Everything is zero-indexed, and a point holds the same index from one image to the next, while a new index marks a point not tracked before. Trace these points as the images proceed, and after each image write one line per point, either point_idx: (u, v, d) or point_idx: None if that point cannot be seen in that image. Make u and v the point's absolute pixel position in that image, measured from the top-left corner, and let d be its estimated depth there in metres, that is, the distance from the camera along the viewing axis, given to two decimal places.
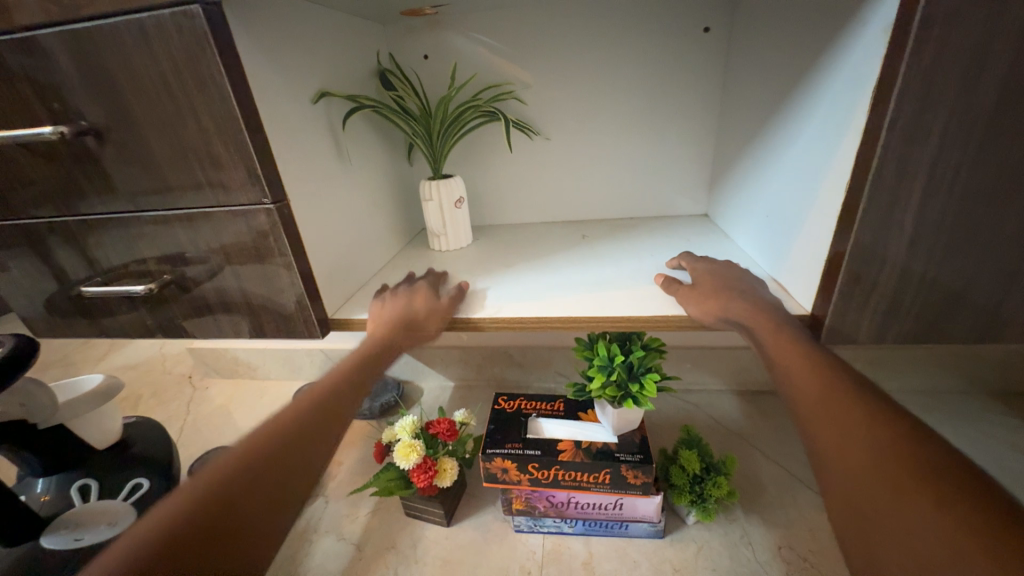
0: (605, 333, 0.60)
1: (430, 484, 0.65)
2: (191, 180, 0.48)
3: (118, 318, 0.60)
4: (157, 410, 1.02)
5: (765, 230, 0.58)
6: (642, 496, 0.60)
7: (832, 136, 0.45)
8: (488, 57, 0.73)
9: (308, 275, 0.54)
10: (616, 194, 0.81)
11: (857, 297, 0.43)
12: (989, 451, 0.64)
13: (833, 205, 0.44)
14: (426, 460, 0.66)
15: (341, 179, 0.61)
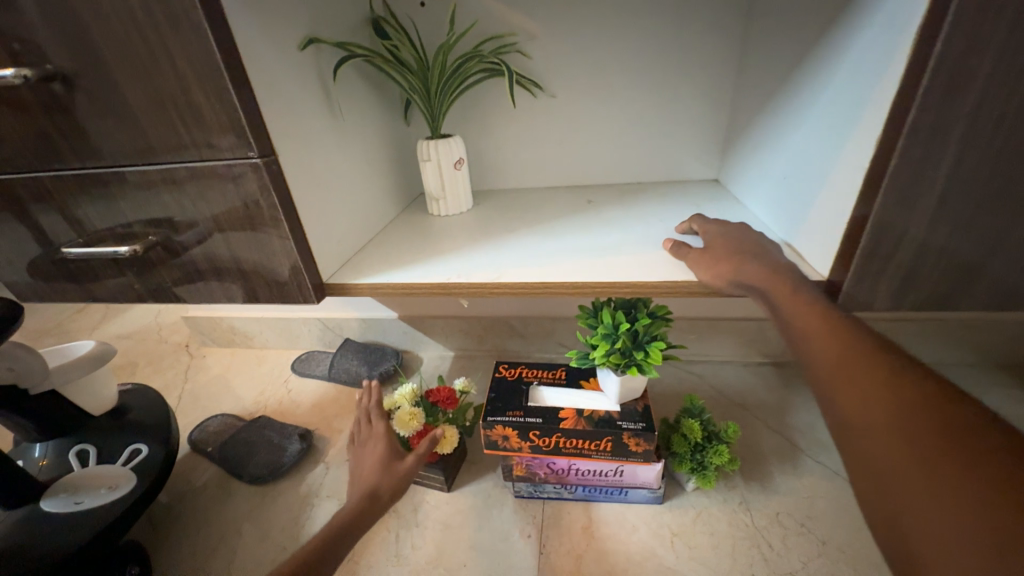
0: (610, 300, 0.58)
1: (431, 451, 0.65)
2: (170, 132, 0.44)
3: (105, 282, 0.58)
4: (155, 378, 1.02)
5: (780, 194, 0.55)
6: (643, 464, 0.60)
7: (862, 88, 0.41)
8: (490, 5, 0.68)
9: (300, 237, 0.51)
10: (624, 159, 0.78)
11: (877, 262, 0.40)
12: None
13: (858, 163, 0.41)
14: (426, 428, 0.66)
15: (334, 136, 0.58)
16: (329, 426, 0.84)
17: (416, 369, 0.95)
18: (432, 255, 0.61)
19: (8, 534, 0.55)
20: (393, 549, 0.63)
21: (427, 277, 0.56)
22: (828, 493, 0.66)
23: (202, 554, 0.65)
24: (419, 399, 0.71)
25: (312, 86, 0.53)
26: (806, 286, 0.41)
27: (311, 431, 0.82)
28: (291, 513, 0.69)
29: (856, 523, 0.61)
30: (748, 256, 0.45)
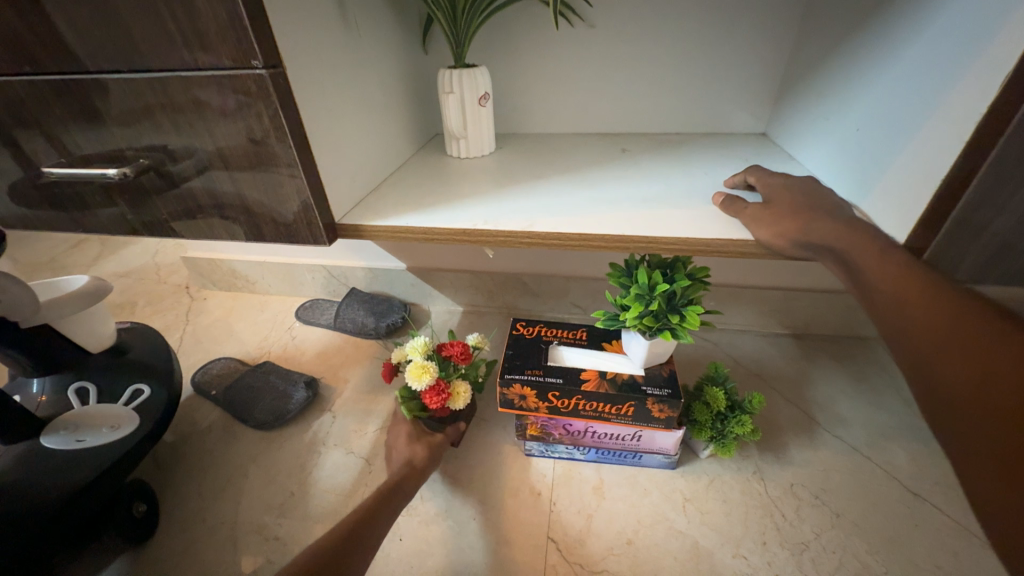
0: (645, 258, 0.54)
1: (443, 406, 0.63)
2: (159, 32, 0.38)
3: (93, 210, 0.53)
4: (155, 318, 0.99)
5: (847, 151, 0.49)
6: (663, 430, 0.58)
7: (985, 18, 0.34)
8: None
9: (310, 169, 0.45)
10: (663, 105, 0.70)
11: (972, 226, 0.35)
12: None
13: (966, 112, 0.35)
14: (439, 383, 0.62)
15: (347, 55, 0.50)
16: (335, 376, 0.82)
17: (425, 322, 0.92)
18: (452, 199, 0.56)
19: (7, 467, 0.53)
20: None
21: (449, 223, 0.51)
22: (845, 466, 0.65)
23: (209, 494, 0.64)
24: (431, 352, 0.67)
25: None
26: (884, 250, 0.37)
27: (317, 380, 0.80)
28: (298, 459, 0.68)
29: (872, 497, 0.60)
30: (818, 214, 0.40)
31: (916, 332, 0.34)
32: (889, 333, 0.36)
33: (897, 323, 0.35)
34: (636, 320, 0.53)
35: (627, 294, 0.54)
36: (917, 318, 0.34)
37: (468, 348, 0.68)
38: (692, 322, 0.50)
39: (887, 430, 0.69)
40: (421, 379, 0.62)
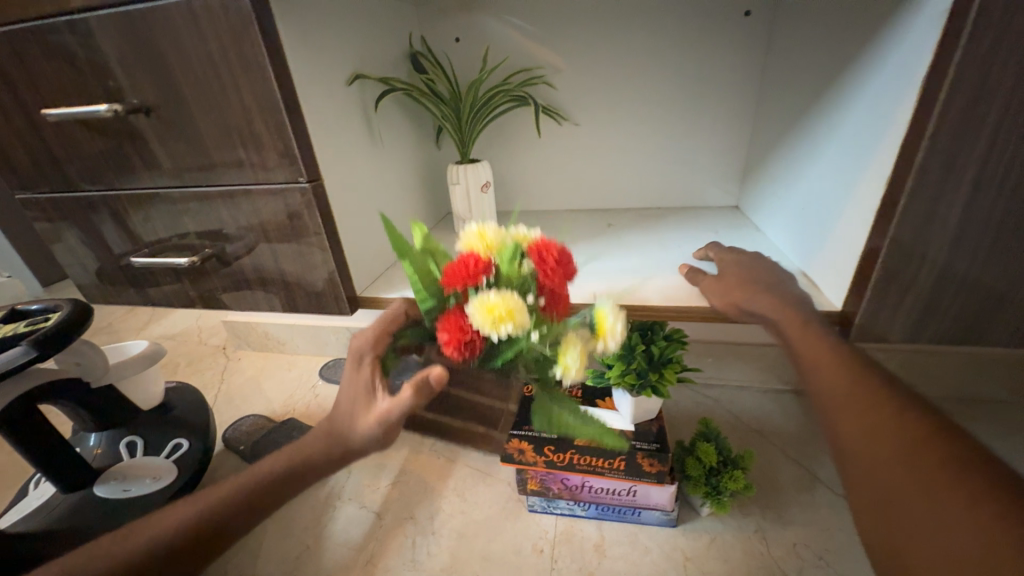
0: (627, 322, 0.61)
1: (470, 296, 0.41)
2: (231, 158, 0.50)
3: (162, 288, 0.64)
4: (194, 378, 1.08)
5: (799, 225, 0.56)
6: (656, 485, 0.61)
7: (874, 128, 0.43)
8: (520, 40, 0.73)
9: (339, 254, 0.56)
10: (645, 184, 0.80)
11: (892, 294, 0.41)
12: None
13: (872, 201, 0.42)
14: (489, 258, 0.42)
15: (372, 161, 0.63)
16: None
17: None
18: None
19: (65, 515, 0.60)
20: (409, 554, 0.65)
21: None
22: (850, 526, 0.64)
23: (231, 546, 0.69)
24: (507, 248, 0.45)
25: (355, 117, 0.59)
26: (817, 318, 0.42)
27: None
28: (314, 513, 0.72)
29: None
30: (762, 285, 0.46)
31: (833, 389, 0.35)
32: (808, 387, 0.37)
33: (814, 387, 0.36)
34: (619, 377, 0.57)
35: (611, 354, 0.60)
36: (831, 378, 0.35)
37: (567, 265, 0.43)
38: (670, 376, 0.56)
39: None
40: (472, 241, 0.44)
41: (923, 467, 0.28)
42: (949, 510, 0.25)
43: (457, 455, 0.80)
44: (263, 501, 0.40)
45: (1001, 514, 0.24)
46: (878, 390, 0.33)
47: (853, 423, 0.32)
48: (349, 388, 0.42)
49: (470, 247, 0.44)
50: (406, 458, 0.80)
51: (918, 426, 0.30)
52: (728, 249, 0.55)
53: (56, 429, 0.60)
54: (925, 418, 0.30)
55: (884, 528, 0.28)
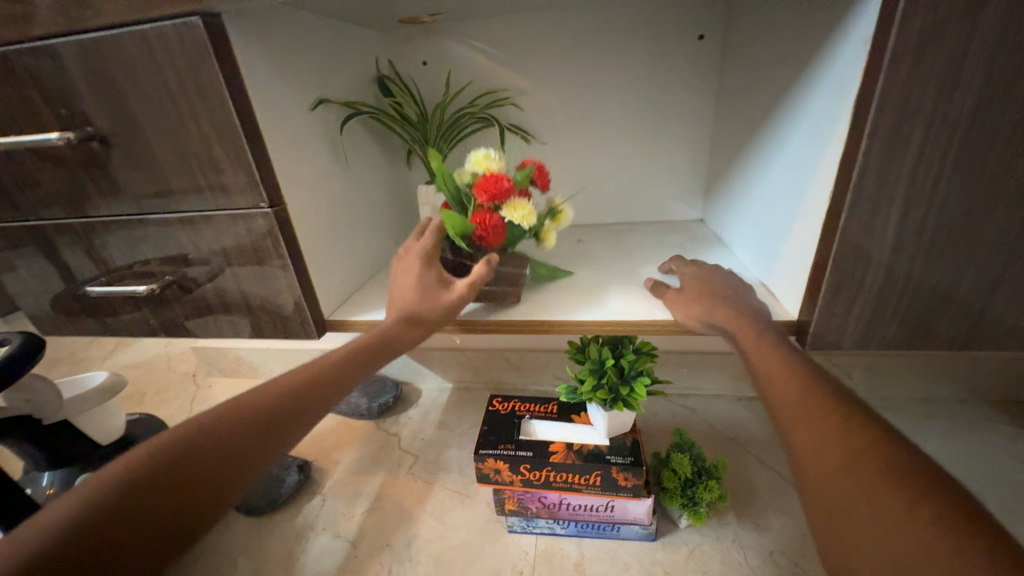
0: (597, 337, 0.62)
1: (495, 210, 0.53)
2: (190, 183, 0.49)
3: (120, 317, 0.62)
4: (161, 408, 1.04)
5: (756, 237, 0.58)
6: (632, 499, 0.61)
7: (816, 145, 0.45)
8: (485, 63, 0.74)
9: (305, 277, 0.55)
10: (613, 200, 0.82)
11: (841, 303, 0.43)
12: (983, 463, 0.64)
13: (818, 214, 0.44)
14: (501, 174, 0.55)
15: (338, 184, 0.63)
16: (326, 458, 0.84)
17: (414, 401, 0.96)
18: None
19: None
20: None
21: None
22: None
23: None
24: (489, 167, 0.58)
25: (320, 141, 0.59)
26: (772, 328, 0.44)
27: (309, 462, 0.83)
28: (286, 546, 0.69)
29: None
30: (720, 299, 0.48)
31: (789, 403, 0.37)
32: (771, 403, 0.39)
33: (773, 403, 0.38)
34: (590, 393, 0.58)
35: (583, 369, 0.61)
36: (788, 394, 0.37)
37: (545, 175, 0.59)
38: (638, 388, 0.57)
39: None
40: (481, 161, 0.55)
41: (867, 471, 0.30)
42: (890, 511, 0.27)
43: (434, 477, 0.78)
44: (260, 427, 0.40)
45: (935, 514, 0.26)
46: (829, 401, 0.35)
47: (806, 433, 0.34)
48: (414, 281, 0.54)
49: (479, 164, 0.55)
50: (382, 482, 0.78)
51: (863, 433, 0.32)
52: (690, 262, 0.57)
53: (4, 470, 0.57)
54: (868, 429, 0.32)
55: (835, 531, 0.30)
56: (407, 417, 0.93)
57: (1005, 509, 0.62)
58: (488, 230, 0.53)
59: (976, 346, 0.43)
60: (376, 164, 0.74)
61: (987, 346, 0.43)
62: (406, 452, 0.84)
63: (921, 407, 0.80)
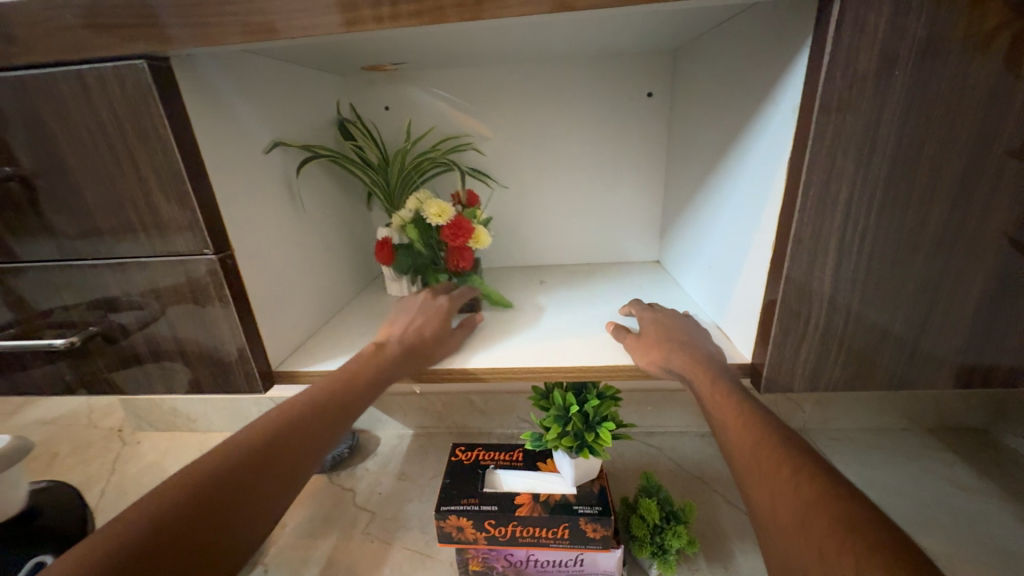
0: (561, 381, 0.61)
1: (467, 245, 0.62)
2: (125, 228, 0.45)
3: (31, 373, 0.55)
4: (76, 471, 0.91)
5: (709, 281, 0.61)
6: (602, 551, 0.58)
7: (758, 199, 0.48)
8: (447, 110, 0.76)
9: (251, 326, 0.51)
10: (573, 241, 0.84)
11: (790, 347, 0.45)
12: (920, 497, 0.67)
13: (763, 262, 0.47)
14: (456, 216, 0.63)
15: (291, 226, 0.60)
16: None
17: (372, 451, 0.90)
18: None
19: None
20: None
21: None
22: None
23: None
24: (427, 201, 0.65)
25: (274, 184, 0.57)
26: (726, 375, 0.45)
27: None
28: None
29: None
30: (677, 344, 0.49)
31: (746, 454, 0.37)
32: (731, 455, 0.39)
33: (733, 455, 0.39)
34: (556, 441, 0.58)
35: (548, 415, 0.60)
36: (744, 444, 0.38)
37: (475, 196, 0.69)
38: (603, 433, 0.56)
39: None
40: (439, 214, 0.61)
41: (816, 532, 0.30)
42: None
43: (393, 536, 0.72)
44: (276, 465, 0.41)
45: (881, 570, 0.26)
46: (781, 451, 0.36)
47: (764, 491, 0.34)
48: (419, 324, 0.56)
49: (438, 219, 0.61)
50: (334, 546, 0.71)
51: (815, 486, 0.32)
52: (648, 307, 0.59)
53: None
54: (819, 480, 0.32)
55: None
56: (364, 469, 0.86)
57: (952, 535, 0.65)
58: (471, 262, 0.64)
59: (911, 384, 0.46)
60: (334, 206, 0.73)
61: (920, 384, 0.46)
62: (362, 510, 0.77)
63: (867, 437, 0.84)
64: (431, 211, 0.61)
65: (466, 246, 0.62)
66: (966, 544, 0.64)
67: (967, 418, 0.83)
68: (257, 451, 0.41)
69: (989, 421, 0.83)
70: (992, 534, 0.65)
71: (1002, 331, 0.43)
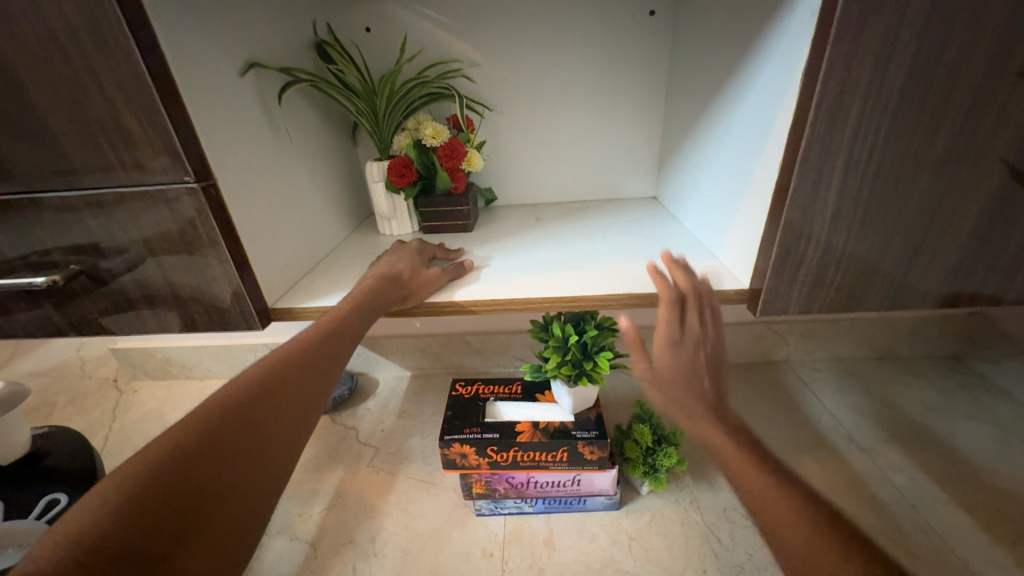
0: (560, 314, 0.62)
1: (460, 168, 0.67)
2: (94, 157, 0.42)
3: (16, 317, 0.53)
4: (76, 419, 0.92)
5: (709, 213, 0.61)
6: (598, 471, 0.62)
7: (764, 120, 0.46)
8: (435, 32, 0.70)
9: (242, 262, 0.50)
10: (569, 178, 0.82)
11: (788, 271, 0.45)
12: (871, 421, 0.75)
13: (766, 187, 0.46)
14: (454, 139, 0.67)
15: (274, 159, 0.57)
16: None
17: (372, 392, 0.92)
18: None
19: None
20: None
21: None
22: None
23: None
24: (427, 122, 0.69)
25: (252, 112, 0.53)
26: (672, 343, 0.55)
27: None
28: None
29: None
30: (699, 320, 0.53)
31: None
32: None
33: None
34: (554, 368, 0.59)
35: (547, 347, 0.61)
36: None
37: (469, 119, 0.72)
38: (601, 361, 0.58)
39: (803, 443, 0.74)
40: (439, 136, 0.66)
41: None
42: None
43: (397, 467, 0.75)
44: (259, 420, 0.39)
45: None
46: None
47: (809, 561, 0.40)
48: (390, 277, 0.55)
49: (437, 140, 0.66)
50: (342, 478, 0.74)
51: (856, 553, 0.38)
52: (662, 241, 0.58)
53: None
54: None
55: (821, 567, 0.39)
56: (365, 409, 0.88)
57: (917, 451, 0.71)
58: (463, 185, 0.70)
59: (900, 306, 0.47)
60: (319, 140, 0.69)
61: (909, 306, 0.47)
62: (366, 445, 0.80)
63: (846, 366, 0.89)
64: (426, 133, 0.66)
65: (459, 170, 0.67)
66: (928, 457, 0.69)
67: (940, 346, 0.88)
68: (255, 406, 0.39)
69: (960, 349, 0.88)
70: (952, 448, 0.70)
71: (994, 251, 0.43)
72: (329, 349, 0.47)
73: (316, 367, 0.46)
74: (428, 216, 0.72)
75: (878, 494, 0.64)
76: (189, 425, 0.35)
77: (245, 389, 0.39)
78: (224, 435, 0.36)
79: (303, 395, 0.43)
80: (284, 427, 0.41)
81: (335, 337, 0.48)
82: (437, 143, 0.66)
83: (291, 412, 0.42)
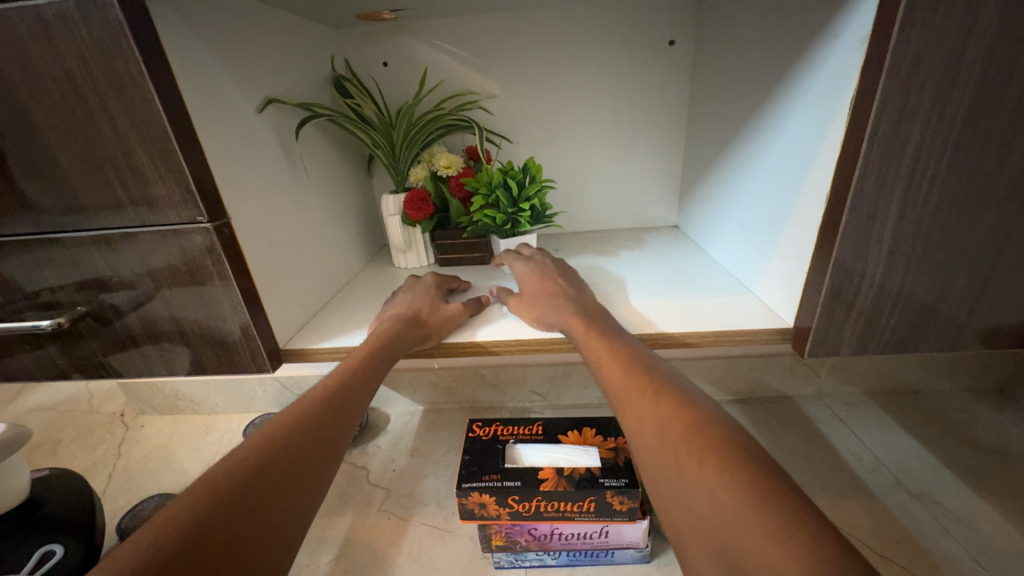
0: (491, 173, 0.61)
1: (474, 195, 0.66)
2: (108, 197, 0.41)
3: (22, 357, 0.51)
4: (80, 457, 0.89)
5: (744, 243, 0.58)
6: (628, 523, 0.57)
7: (806, 149, 0.44)
8: (453, 65, 0.71)
9: (254, 302, 0.48)
10: (587, 207, 0.80)
11: (840, 309, 0.42)
12: (912, 452, 0.71)
13: (811, 220, 0.43)
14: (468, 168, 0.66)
15: (290, 195, 0.56)
16: None
17: (384, 427, 0.88)
18: None
19: None
20: None
21: None
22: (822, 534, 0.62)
23: None
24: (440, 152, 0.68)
25: (269, 147, 0.52)
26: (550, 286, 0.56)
27: None
28: None
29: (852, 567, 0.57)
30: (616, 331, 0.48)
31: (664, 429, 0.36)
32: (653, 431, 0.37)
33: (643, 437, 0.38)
34: (517, 219, 0.63)
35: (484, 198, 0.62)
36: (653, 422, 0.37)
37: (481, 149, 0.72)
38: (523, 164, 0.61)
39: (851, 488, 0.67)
40: (453, 165, 0.65)
41: (758, 554, 0.27)
42: (756, 553, 0.27)
43: (410, 512, 0.71)
44: (280, 472, 0.36)
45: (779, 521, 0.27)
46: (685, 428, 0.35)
47: (669, 488, 0.35)
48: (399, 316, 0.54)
49: (452, 169, 0.65)
50: (351, 524, 0.69)
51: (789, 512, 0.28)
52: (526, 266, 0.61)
53: None
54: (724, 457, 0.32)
55: (681, 532, 0.33)
56: (375, 446, 0.84)
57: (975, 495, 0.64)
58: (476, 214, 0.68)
59: (963, 346, 0.43)
60: (334, 173, 0.68)
61: (974, 345, 0.43)
62: (376, 487, 0.75)
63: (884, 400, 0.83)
64: (440, 164, 0.65)
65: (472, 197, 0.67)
66: (989, 500, 0.62)
67: (986, 379, 0.82)
68: (276, 458, 0.36)
69: (1007, 382, 0.82)
70: (1015, 490, 0.63)
71: None
72: (332, 407, 0.43)
73: (334, 411, 0.43)
74: (446, 248, 0.70)
75: (933, 549, 0.56)
76: (168, 520, 0.30)
77: (234, 467, 0.34)
78: (227, 509, 0.31)
79: (307, 463, 0.38)
80: (305, 480, 0.37)
81: (351, 381, 0.46)
82: (452, 172, 0.65)
83: (309, 465, 0.38)
